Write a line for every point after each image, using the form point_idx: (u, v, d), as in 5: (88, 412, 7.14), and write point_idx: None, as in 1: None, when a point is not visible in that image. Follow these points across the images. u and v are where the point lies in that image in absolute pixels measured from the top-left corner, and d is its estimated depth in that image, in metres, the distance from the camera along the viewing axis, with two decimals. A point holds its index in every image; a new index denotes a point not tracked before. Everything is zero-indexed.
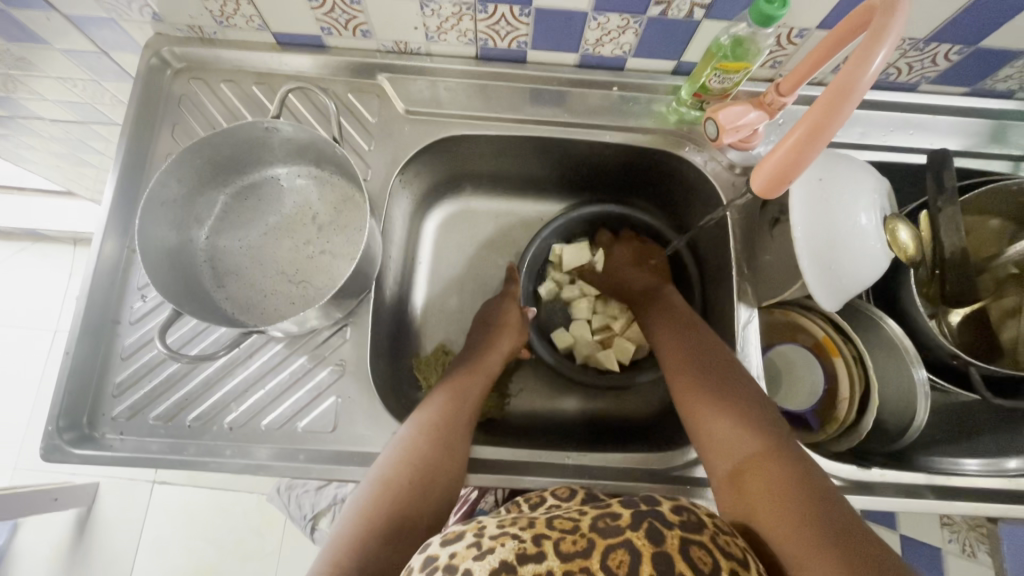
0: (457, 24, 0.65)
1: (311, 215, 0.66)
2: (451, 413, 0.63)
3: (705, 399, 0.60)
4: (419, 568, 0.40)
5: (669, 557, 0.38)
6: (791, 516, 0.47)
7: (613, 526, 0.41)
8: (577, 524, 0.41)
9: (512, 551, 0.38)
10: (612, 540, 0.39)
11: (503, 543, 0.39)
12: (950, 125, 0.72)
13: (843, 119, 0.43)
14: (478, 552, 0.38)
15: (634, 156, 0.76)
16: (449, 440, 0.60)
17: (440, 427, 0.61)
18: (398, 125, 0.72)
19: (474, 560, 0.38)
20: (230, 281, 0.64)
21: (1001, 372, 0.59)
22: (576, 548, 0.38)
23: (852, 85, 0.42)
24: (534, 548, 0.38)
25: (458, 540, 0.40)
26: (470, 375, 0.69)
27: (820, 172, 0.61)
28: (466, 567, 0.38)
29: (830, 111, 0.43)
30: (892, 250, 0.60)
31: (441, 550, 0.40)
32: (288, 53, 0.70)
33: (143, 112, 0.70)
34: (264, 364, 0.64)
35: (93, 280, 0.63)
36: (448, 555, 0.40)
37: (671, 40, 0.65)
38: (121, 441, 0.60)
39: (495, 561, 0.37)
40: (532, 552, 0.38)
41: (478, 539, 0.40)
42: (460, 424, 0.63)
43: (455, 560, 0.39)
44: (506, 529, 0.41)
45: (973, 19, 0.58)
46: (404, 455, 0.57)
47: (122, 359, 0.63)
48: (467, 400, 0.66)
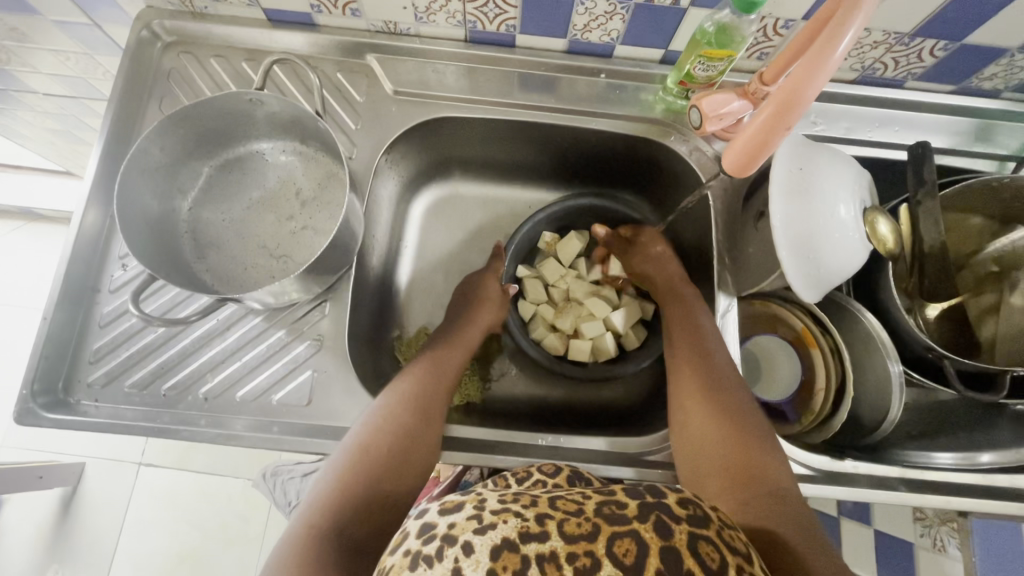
0: (446, 5, 0.65)
1: (295, 190, 0.67)
2: (427, 384, 0.64)
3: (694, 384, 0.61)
4: (416, 535, 0.38)
5: (678, 553, 0.36)
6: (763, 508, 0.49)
7: (619, 514, 0.38)
8: (582, 507, 0.39)
9: (515, 527, 0.36)
10: (619, 529, 0.37)
11: (505, 519, 0.37)
12: (935, 122, 0.73)
13: (807, 102, 0.44)
14: (479, 525, 0.37)
15: (621, 144, 0.76)
16: (426, 409, 0.61)
17: (418, 397, 0.61)
18: (385, 105, 0.72)
19: (475, 533, 0.36)
20: (211, 253, 0.64)
21: (976, 367, 0.59)
22: (581, 530, 0.37)
23: (815, 69, 0.42)
24: (537, 527, 0.37)
25: (456, 511, 0.39)
26: (448, 349, 0.70)
27: (801, 162, 0.61)
28: (466, 540, 0.36)
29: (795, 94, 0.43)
30: (872, 242, 0.61)
31: (440, 519, 0.38)
32: (277, 31, 0.71)
33: (132, 84, 0.70)
34: (243, 336, 0.64)
35: (75, 247, 0.64)
36: (447, 525, 0.38)
37: (658, 28, 0.65)
38: (96, 407, 0.60)
39: (496, 537, 0.36)
40: (535, 531, 0.37)
41: (479, 513, 0.38)
42: (438, 395, 0.63)
43: (455, 530, 0.37)
44: (507, 505, 0.39)
45: (957, 14, 0.59)
46: (382, 424, 0.58)
47: (101, 326, 0.63)
48: (446, 372, 0.67)
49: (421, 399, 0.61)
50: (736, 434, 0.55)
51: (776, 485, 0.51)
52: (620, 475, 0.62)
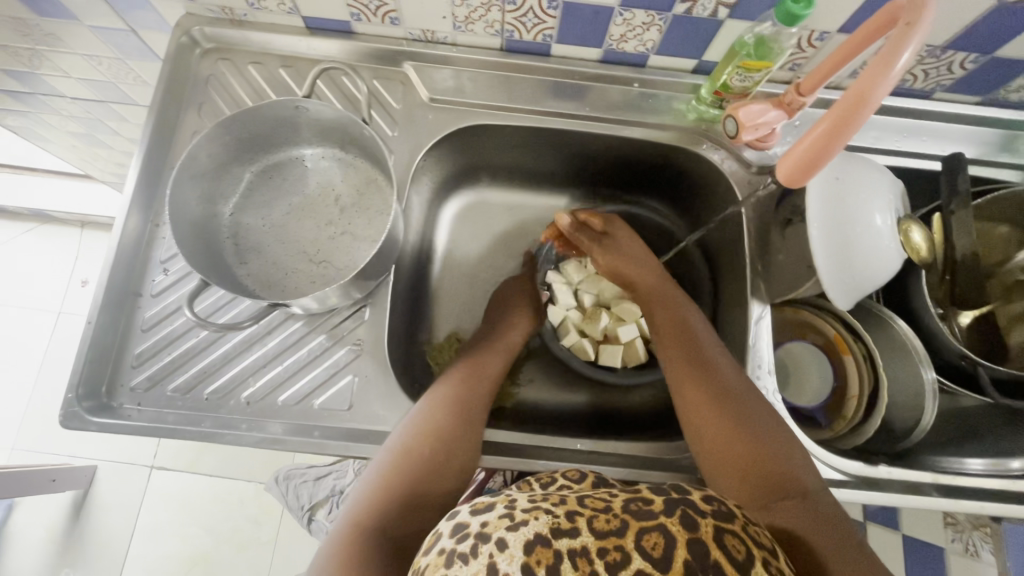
0: (485, 14, 0.66)
1: (334, 196, 0.67)
2: (466, 385, 0.65)
3: (715, 387, 0.60)
4: (449, 535, 0.39)
5: (705, 545, 0.37)
6: (794, 509, 0.49)
7: (646, 509, 0.39)
8: (610, 503, 0.40)
9: (546, 524, 0.37)
10: (647, 524, 0.38)
11: (536, 516, 0.38)
12: (962, 133, 0.74)
13: (865, 119, 0.45)
14: (511, 523, 0.38)
15: (651, 153, 0.77)
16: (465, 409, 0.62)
17: (458, 398, 0.62)
18: (421, 113, 0.73)
19: (508, 530, 0.37)
20: (252, 258, 0.64)
21: (1010, 374, 0.60)
22: (610, 526, 0.37)
23: (871, 91, 0.43)
24: (568, 523, 0.38)
25: (488, 511, 0.40)
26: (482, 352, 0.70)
27: (838, 171, 0.62)
28: (500, 536, 0.37)
29: (855, 107, 0.44)
30: (906, 250, 0.62)
31: (472, 518, 0.39)
32: (316, 38, 0.71)
33: (171, 90, 0.71)
34: (283, 341, 0.64)
35: (117, 251, 0.64)
36: (480, 524, 0.39)
37: (694, 39, 0.66)
38: (139, 411, 0.61)
39: (530, 533, 0.37)
40: (565, 527, 0.37)
41: (510, 512, 0.39)
42: (477, 397, 0.64)
43: (487, 528, 0.38)
44: (537, 504, 0.40)
45: (990, 28, 0.60)
46: (423, 424, 0.58)
47: (143, 331, 0.64)
48: (484, 375, 0.67)
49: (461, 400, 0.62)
50: (752, 430, 0.56)
51: (802, 489, 0.52)
52: (657, 480, 0.63)
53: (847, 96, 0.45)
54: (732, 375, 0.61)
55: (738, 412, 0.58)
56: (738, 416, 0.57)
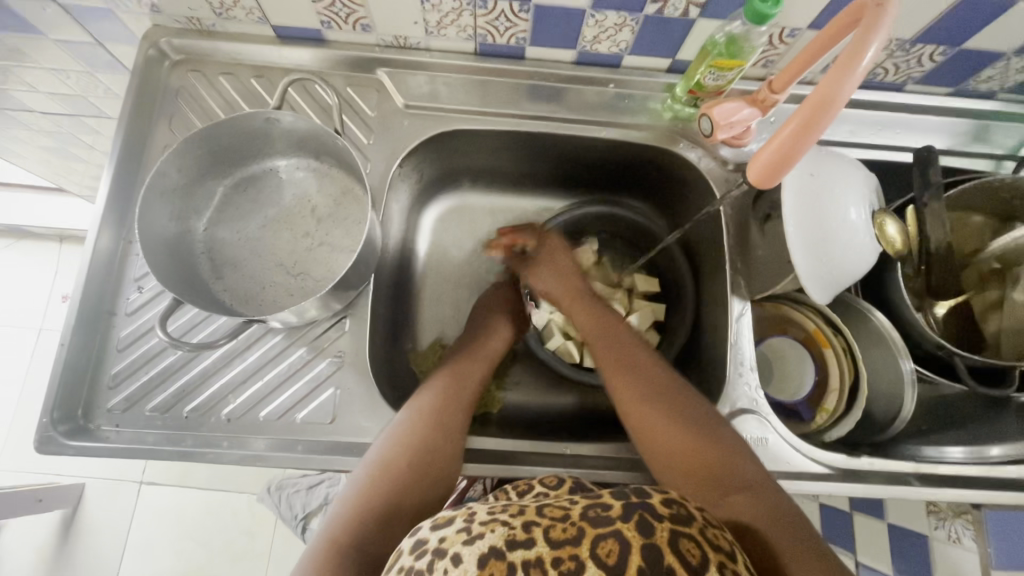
0: (457, 19, 0.65)
1: (310, 207, 0.67)
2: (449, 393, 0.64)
3: (657, 388, 0.62)
4: (409, 552, 0.41)
5: (658, 549, 0.38)
6: (746, 503, 0.51)
7: (603, 516, 0.40)
8: (568, 512, 0.41)
9: (501, 537, 0.38)
10: (602, 530, 0.39)
11: (492, 529, 0.39)
12: (935, 124, 0.75)
13: (831, 118, 0.45)
14: (467, 538, 0.39)
15: (630, 153, 0.77)
16: (448, 418, 0.62)
17: (441, 408, 0.62)
18: (396, 120, 0.72)
19: (464, 545, 0.39)
20: (228, 273, 0.64)
21: (985, 362, 0.61)
22: (566, 535, 0.39)
23: (836, 90, 0.43)
24: (524, 534, 0.39)
25: (446, 526, 0.41)
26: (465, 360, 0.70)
27: (813, 167, 0.62)
28: (455, 553, 0.38)
29: (821, 108, 0.44)
30: (881, 243, 0.62)
31: (430, 534, 0.41)
32: (287, 47, 0.71)
33: (140, 104, 0.69)
34: (263, 356, 0.64)
35: (89, 270, 0.63)
36: (437, 540, 0.40)
37: (666, 39, 0.66)
38: (117, 433, 0.60)
39: (484, 546, 0.38)
40: (520, 539, 0.39)
41: (469, 526, 0.40)
42: (458, 405, 0.64)
43: (445, 544, 0.39)
44: (496, 516, 0.41)
45: (957, 21, 0.61)
46: (405, 433, 0.58)
47: (119, 350, 0.63)
48: (470, 384, 0.67)
49: (444, 409, 0.62)
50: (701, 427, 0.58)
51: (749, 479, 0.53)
52: (644, 481, 0.63)
53: (813, 97, 0.45)
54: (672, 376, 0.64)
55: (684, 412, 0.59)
56: (695, 413, 0.59)
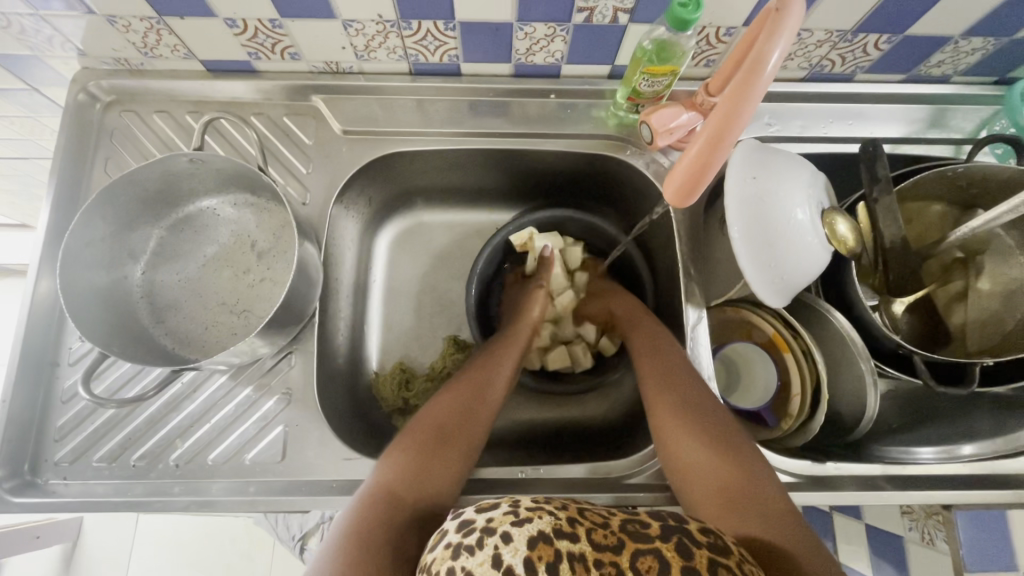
0: (384, 41, 0.64)
1: (250, 242, 0.66)
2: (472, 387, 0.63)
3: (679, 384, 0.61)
4: (455, 530, 0.41)
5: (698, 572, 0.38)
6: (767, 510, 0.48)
7: (642, 532, 0.41)
8: (608, 521, 0.42)
9: (549, 523, 0.40)
10: (642, 545, 0.40)
11: (540, 515, 0.40)
12: (889, 113, 0.72)
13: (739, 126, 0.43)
14: (516, 519, 0.40)
15: (579, 163, 0.76)
16: (468, 411, 0.61)
17: (464, 402, 0.61)
18: (335, 146, 0.71)
19: (513, 525, 0.39)
20: (169, 316, 0.63)
21: (945, 360, 0.59)
22: (607, 541, 0.40)
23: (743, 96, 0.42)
24: (568, 527, 0.40)
25: (493, 508, 0.42)
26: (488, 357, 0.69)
27: (756, 169, 0.61)
28: (506, 530, 0.39)
29: (725, 125, 0.43)
30: (832, 243, 0.59)
31: (478, 515, 0.41)
32: (219, 80, 0.69)
33: (74, 148, 0.69)
34: (210, 398, 0.63)
35: (30, 321, 0.62)
36: (485, 519, 0.41)
37: (602, 45, 0.64)
38: (66, 485, 0.59)
39: (533, 530, 0.39)
40: (566, 530, 0.40)
41: (515, 508, 0.41)
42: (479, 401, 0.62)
43: (493, 522, 0.40)
44: (540, 505, 0.42)
45: (896, 8, 0.58)
46: (420, 426, 0.59)
47: (62, 402, 0.62)
48: (493, 373, 0.66)
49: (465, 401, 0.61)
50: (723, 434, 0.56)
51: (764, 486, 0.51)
52: (603, 502, 0.61)
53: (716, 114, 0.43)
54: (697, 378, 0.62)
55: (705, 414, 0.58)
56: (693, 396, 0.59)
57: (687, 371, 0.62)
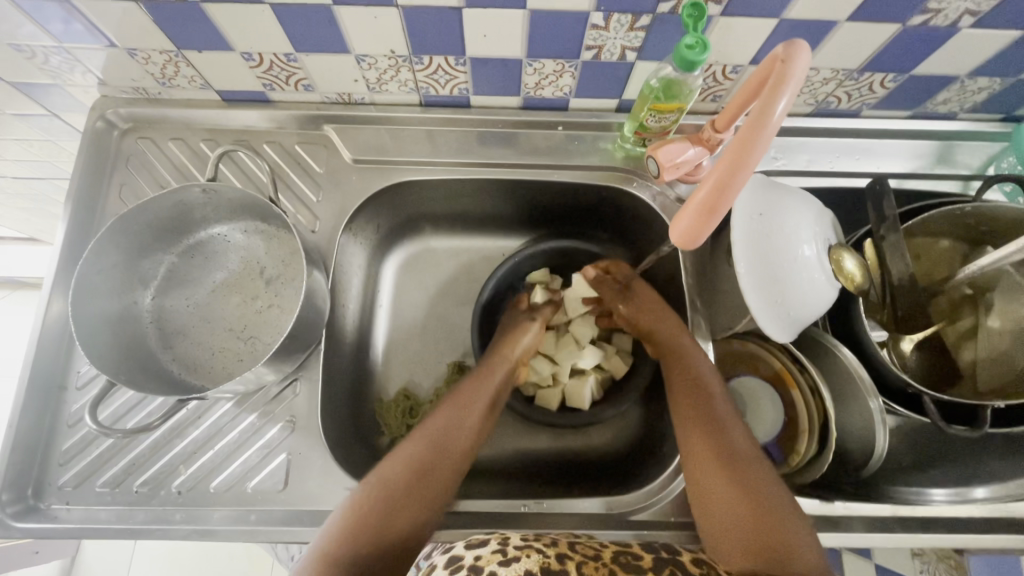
0: (396, 75, 0.65)
1: (258, 269, 0.66)
2: (456, 413, 0.62)
3: (693, 414, 0.59)
4: (445, 567, 0.45)
5: None
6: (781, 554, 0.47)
7: (631, 564, 0.46)
8: (599, 554, 0.47)
9: (538, 561, 0.44)
10: (631, 574, 0.45)
11: (528, 554, 0.45)
12: (896, 148, 0.73)
13: (749, 173, 0.43)
14: (503, 559, 0.44)
15: (585, 194, 0.76)
16: (450, 438, 0.60)
17: (445, 434, 0.60)
18: (345, 175, 0.72)
19: (500, 565, 0.43)
20: (177, 341, 0.64)
21: (954, 400, 0.58)
22: (598, 572, 0.44)
23: (752, 143, 0.42)
24: (558, 563, 0.44)
25: (482, 547, 0.46)
26: (476, 380, 0.67)
27: (761, 207, 0.61)
28: (493, 569, 0.43)
29: (734, 169, 0.43)
30: (839, 278, 0.60)
31: (466, 552, 0.46)
32: (234, 109, 0.71)
33: (91, 174, 0.70)
34: (215, 425, 0.63)
35: (40, 342, 0.63)
36: (473, 558, 0.45)
37: (610, 81, 0.65)
38: (68, 511, 0.59)
39: (521, 568, 0.43)
40: (554, 567, 0.44)
41: (502, 548, 0.45)
42: (465, 429, 0.61)
43: (481, 561, 0.44)
44: (529, 543, 0.46)
45: (901, 50, 0.59)
46: (397, 457, 0.57)
47: (69, 426, 0.62)
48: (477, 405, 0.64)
49: (446, 428, 0.60)
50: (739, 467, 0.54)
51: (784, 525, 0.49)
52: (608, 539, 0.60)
53: (726, 158, 0.43)
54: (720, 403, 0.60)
55: (725, 446, 0.56)
56: (720, 428, 0.57)
57: (707, 398, 0.60)
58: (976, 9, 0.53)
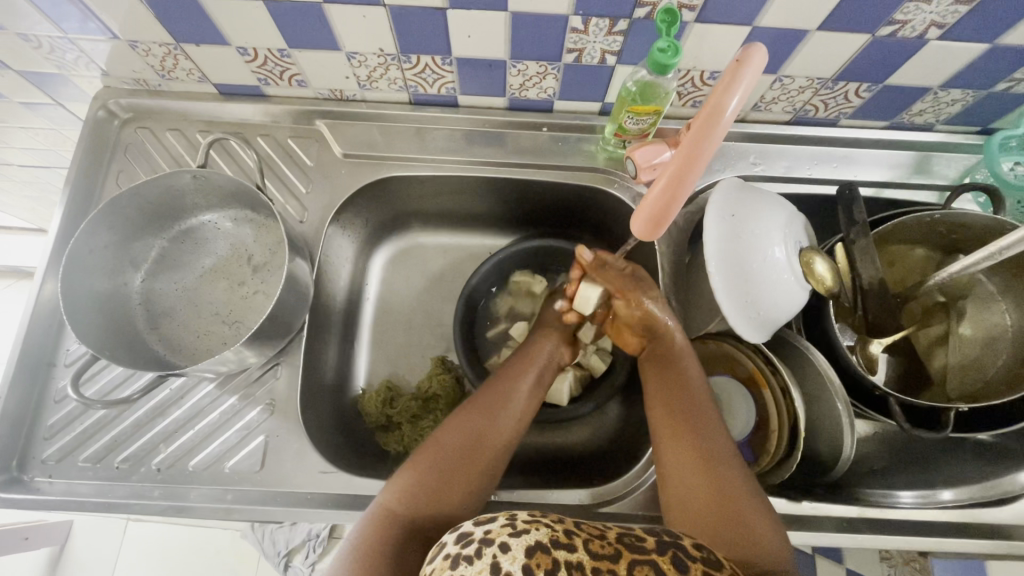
0: (385, 73, 0.68)
1: (246, 256, 0.69)
2: (501, 400, 0.62)
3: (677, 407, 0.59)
4: (454, 542, 0.42)
5: None
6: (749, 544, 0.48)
7: (638, 544, 0.42)
8: (604, 532, 0.43)
9: (546, 534, 0.40)
10: (638, 556, 0.40)
11: (536, 527, 0.41)
12: (874, 157, 0.74)
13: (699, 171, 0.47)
14: (513, 530, 0.40)
15: (567, 194, 0.78)
16: (492, 424, 0.59)
17: (489, 417, 0.60)
18: (335, 168, 0.75)
19: (510, 536, 0.40)
20: (163, 323, 0.66)
21: (920, 403, 0.58)
22: (604, 550, 0.40)
23: (703, 141, 0.44)
24: (566, 538, 0.41)
25: (490, 521, 0.42)
26: (521, 365, 0.67)
27: (735, 208, 0.62)
28: (503, 540, 0.40)
29: (686, 164, 0.46)
30: (810, 280, 0.61)
31: (475, 527, 0.42)
32: (230, 102, 0.74)
33: (90, 160, 0.73)
34: (196, 405, 0.65)
35: (33, 320, 0.65)
36: (483, 531, 0.41)
37: (592, 84, 0.67)
38: (51, 484, 0.61)
39: (530, 539, 0.39)
40: (563, 541, 0.40)
41: (512, 521, 0.42)
42: (508, 416, 0.61)
43: (491, 533, 0.41)
44: (537, 518, 0.43)
45: (873, 61, 0.61)
46: (440, 438, 0.58)
47: (55, 402, 0.64)
48: (518, 388, 0.64)
49: (488, 412, 0.60)
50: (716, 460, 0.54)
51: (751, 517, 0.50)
52: None
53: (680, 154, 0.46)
54: (704, 399, 0.60)
55: (705, 439, 0.56)
56: (704, 423, 0.58)
57: (692, 391, 0.60)
58: (942, 21, 0.55)
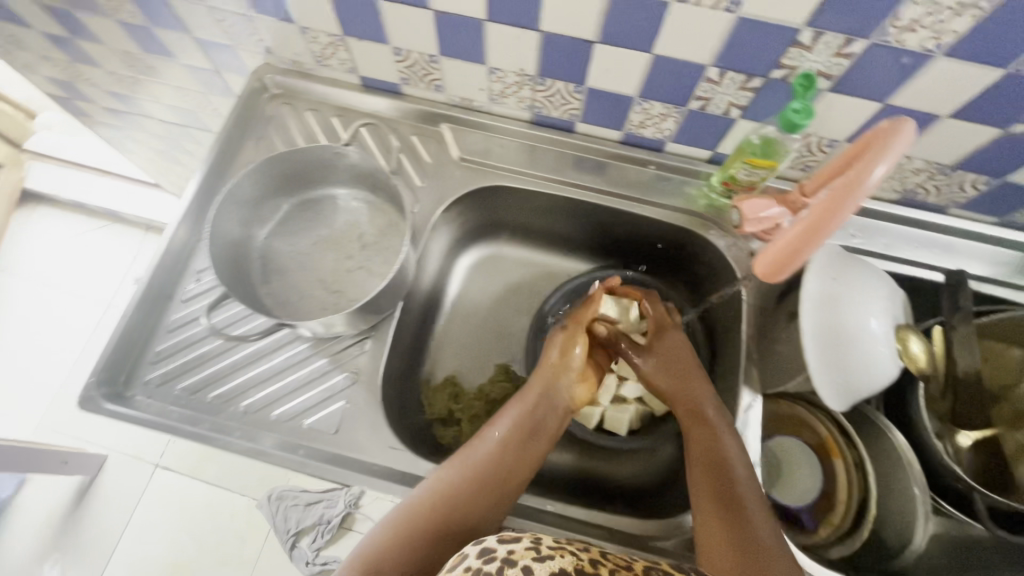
0: (517, 91, 0.73)
1: (358, 233, 0.74)
2: (521, 426, 0.63)
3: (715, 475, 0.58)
4: (476, 556, 0.42)
5: None
6: None
7: None
8: (631, 564, 0.44)
9: (570, 562, 0.41)
10: None
11: (561, 554, 0.42)
12: (979, 251, 0.74)
13: (835, 228, 0.49)
14: (537, 555, 0.42)
15: (660, 232, 0.81)
16: (515, 446, 0.61)
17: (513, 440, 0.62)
18: (449, 169, 0.80)
19: (534, 560, 0.41)
20: (275, 279, 0.71)
21: (1012, 507, 0.56)
22: None
23: (845, 200, 0.47)
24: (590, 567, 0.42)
25: (514, 541, 0.43)
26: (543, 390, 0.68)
27: (836, 272, 0.63)
28: (526, 563, 0.40)
29: (824, 218, 0.49)
30: (903, 360, 0.60)
31: (499, 545, 0.43)
32: (368, 95, 0.80)
33: (239, 125, 0.81)
34: (287, 359, 0.69)
35: (163, 255, 0.72)
36: (506, 551, 0.42)
37: (708, 133, 0.71)
38: (148, 404, 0.66)
39: (555, 566, 0.40)
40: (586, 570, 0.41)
41: (536, 546, 0.43)
42: (528, 440, 0.62)
43: (514, 555, 0.41)
44: (561, 545, 0.44)
45: (998, 155, 0.62)
46: (468, 456, 0.60)
47: (167, 331, 0.70)
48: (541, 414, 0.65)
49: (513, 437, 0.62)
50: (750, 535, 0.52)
51: None
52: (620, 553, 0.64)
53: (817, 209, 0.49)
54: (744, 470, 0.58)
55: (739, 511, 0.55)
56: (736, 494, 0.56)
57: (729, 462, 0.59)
58: None
